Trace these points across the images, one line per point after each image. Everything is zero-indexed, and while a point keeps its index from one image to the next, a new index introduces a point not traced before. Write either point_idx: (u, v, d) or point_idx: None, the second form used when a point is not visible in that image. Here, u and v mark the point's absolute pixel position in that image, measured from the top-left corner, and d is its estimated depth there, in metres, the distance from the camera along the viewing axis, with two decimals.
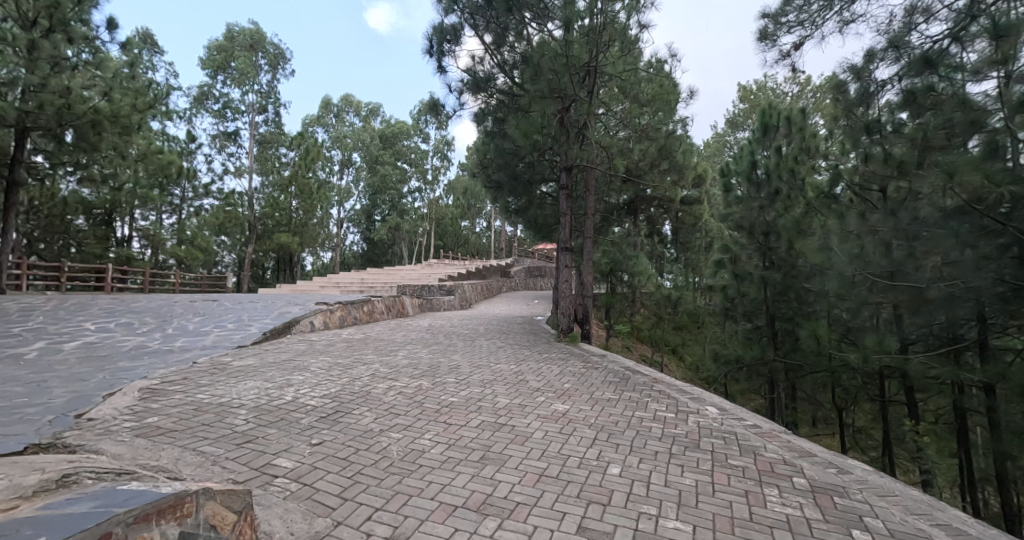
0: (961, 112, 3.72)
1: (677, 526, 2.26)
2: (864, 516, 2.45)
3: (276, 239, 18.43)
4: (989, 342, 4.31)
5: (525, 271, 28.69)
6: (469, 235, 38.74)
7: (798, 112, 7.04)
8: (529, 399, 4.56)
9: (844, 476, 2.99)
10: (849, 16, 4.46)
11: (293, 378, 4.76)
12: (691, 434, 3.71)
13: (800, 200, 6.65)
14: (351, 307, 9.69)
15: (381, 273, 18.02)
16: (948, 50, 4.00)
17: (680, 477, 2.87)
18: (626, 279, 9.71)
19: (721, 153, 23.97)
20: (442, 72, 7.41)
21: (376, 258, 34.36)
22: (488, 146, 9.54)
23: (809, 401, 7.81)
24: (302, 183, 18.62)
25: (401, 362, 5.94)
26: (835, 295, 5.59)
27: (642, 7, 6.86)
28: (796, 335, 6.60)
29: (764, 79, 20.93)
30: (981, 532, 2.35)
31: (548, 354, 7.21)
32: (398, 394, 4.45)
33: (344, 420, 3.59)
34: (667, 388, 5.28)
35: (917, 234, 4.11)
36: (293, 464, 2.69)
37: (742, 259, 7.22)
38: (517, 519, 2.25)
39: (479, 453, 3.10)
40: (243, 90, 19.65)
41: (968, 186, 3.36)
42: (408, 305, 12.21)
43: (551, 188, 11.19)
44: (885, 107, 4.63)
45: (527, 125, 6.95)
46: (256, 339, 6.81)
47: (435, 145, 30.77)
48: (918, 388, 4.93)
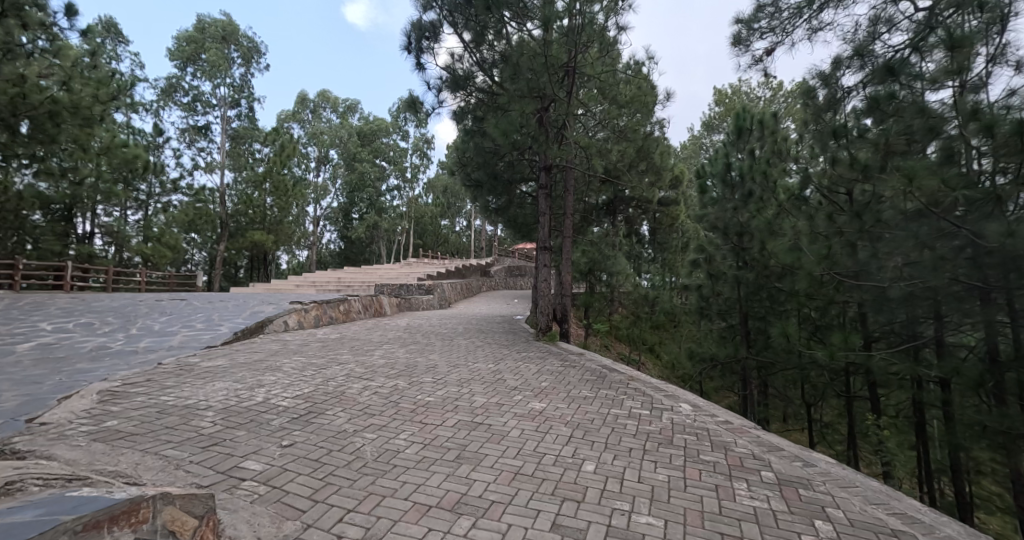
0: (920, 119, 3.89)
1: (649, 521, 2.30)
2: (826, 507, 2.54)
3: (250, 236, 18.00)
4: (944, 339, 4.50)
5: (505, 271, 28.76)
6: (449, 235, 38.60)
7: (770, 115, 7.28)
8: (506, 398, 4.55)
9: (809, 468, 3.09)
10: (817, 24, 4.62)
11: (264, 379, 4.65)
12: (665, 431, 3.77)
13: (772, 201, 6.81)
14: (326, 306, 9.53)
15: (359, 272, 17.81)
16: (908, 60, 4.18)
17: (653, 473, 2.92)
18: (605, 279, 9.80)
19: (697, 155, 24.47)
20: (422, 69, 7.35)
21: (353, 257, 33.92)
22: (467, 145, 9.49)
23: (780, 397, 8.01)
24: (278, 180, 18.18)
25: (377, 362, 5.86)
26: (805, 295, 5.73)
27: (620, 10, 6.94)
28: (768, 333, 6.78)
29: (739, 84, 21.52)
30: (934, 519, 2.47)
31: (526, 353, 7.19)
32: (373, 394, 4.40)
33: (317, 421, 3.54)
34: (642, 385, 5.37)
35: (879, 236, 4.27)
36: (262, 467, 2.63)
37: (716, 259, 7.44)
38: (492, 518, 2.25)
39: (454, 452, 3.08)
40: (214, 83, 19.08)
41: (926, 190, 3.49)
42: (386, 305, 12.07)
43: (531, 188, 11.24)
44: (851, 113, 4.80)
45: (506, 125, 6.91)
46: (226, 339, 6.64)
47: (415, 143, 30.53)
48: (880, 383, 5.11)
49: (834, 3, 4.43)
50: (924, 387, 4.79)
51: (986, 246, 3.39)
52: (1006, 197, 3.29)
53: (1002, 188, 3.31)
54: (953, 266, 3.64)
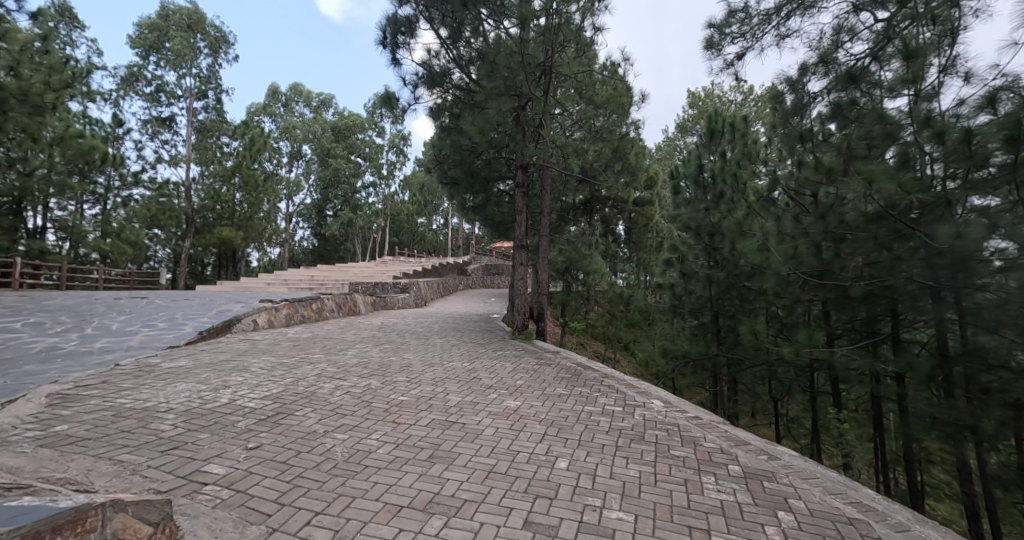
0: (879, 125, 4.07)
1: (620, 516, 2.33)
2: (788, 498, 2.63)
3: (217, 233, 17.43)
4: (900, 336, 4.71)
5: (482, 269, 28.69)
6: (425, 233, 38.29)
7: (740, 120, 7.56)
8: (481, 396, 4.56)
9: (773, 462, 3.19)
10: (785, 31, 4.75)
11: (231, 380, 4.50)
12: (637, 427, 3.84)
13: (742, 203, 7.02)
14: (298, 305, 9.32)
15: (333, 270, 17.49)
16: (869, 68, 4.36)
17: (625, 468, 2.96)
18: (581, 278, 9.91)
19: (671, 156, 24.90)
20: (397, 64, 7.25)
21: (327, 254, 33.29)
22: (444, 143, 9.40)
23: (749, 394, 8.22)
24: (247, 175, 17.59)
25: (350, 362, 5.76)
26: (773, 294, 5.92)
27: (596, 10, 7.01)
28: (737, 330, 6.99)
29: (712, 87, 22.05)
30: (887, 507, 2.58)
31: (502, 351, 7.19)
32: (345, 394, 4.33)
33: (285, 422, 3.45)
34: (616, 383, 5.44)
35: (842, 237, 4.44)
36: (226, 470, 2.55)
37: (689, 258, 7.61)
38: (464, 517, 2.24)
39: (427, 452, 3.05)
40: (179, 73, 18.35)
41: (884, 193, 3.65)
42: (360, 304, 11.89)
43: (508, 187, 11.22)
44: (816, 118, 4.96)
45: (483, 123, 6.88)
46: (191, 339, 6.41)
47: (392, 139, 30.12)
48: (841, 379, 5.31)
49: (800, 11, 4.57)
50: (881, 382, 5.01)
51: (937, 247, 3.57)
52: (956, 200, 3.48)
53: (951, 191, 3.50)
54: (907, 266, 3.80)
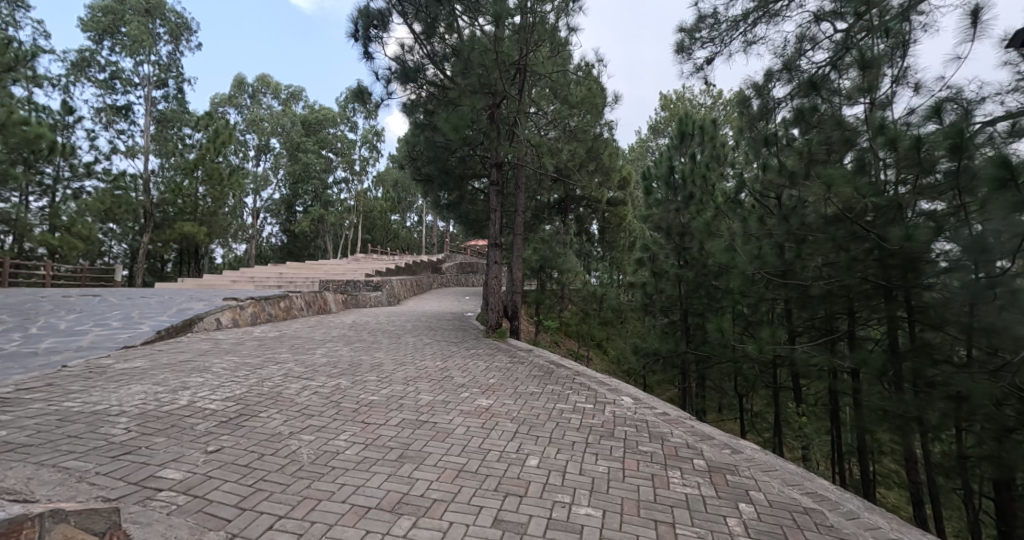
0: (838, 131, 4.26)
1: (588, 512, 2.36)
2: (750, 490, 2.72)
3: (179, 228, 16.73)
4: (856, 333, 4.93)
5: (457, 266, 28.52)
6: (398, 230, 37.79)
7: (709, 123, 7.77)
8: (452, 395, 4.53)
9: (736, 455, 3.30)
10: (752, 37, 4.90)
11: (190, 381, 4.33)
12: (607, 424, 3.90)
13: (711, 204, 7.22)
14: (264, 303, 9.06)
15: (302, 267, 17.06)
16: (829, 76, 4.55)
17: (595, 465, 3.00)
18: (555, 276, 9.94)
19: (644, 157, 25.33)
20: (369, 58, 7.10)
21: (297, 251, 32.43)
22: (417, 139, 9.29)
23: (716, 390, 8.44)
24: (211, 167, 16.91)
25: (318, 361, 5.62)
26: (739, 292, 6.09)
27: (571, 11, 7.05)
28: (705, 328, 7.18)
29: (683, 90, 22.57)
30: (839, 497, 2.71)
31: (475, 350, 7.17)
32: (313, 394, 4.23)
33: (248, 424, 3.34)
34: (587, 380, 5.50)
35: (803, 238, 4.62)
36: (182, 475, 2.45)
37: (660, 258, 7.74)
38: (433, 517, 2.22)
39: (397, 452, 3.01)
40: (137, 60, 17.48)
41: (842, 197, 3.81)
42: (330, 302, 11.63)
43: (483, 185, 11.18)
44: (781, 123, 5.13)
45: (456, 120, 6.83)
46: (148, 338, 6.14)
47: (364, 134, 29.56)
48: (802, 374, 5.51)
49: (766, 19, 4.71)
50: (838, 377, 5.24)
51: (890, 248, 3.75)
52: (906, 205, 3.68)
53: (902, 195, 3.69)
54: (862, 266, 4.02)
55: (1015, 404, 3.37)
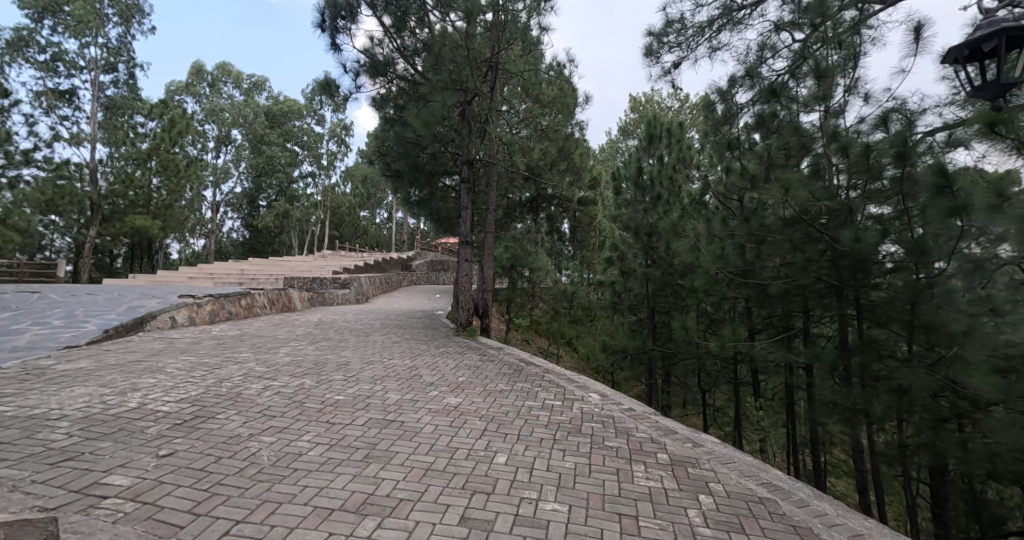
0: (795, 137, 4.45)
1: (554, 507, 2.38)
2: (709, 482, 2.82)
3: (130, 221, 15.82)
4: (810, 330, 5.16)
5: (427, 264, 28.22)
6: (368, 227, 37.06)
7: (676, 125, 7.97)
8: (421, 394, 4.48)
9: (698, 449, 3.41)
10: (716, 44, 5.04)
11: (140, 382, 4.10)
12: (574, 421, 3.94)
13: (677, 205, 7.42)
14: (223, 301, 8.70)
15: (265, 263, 16.49)
16: (787, 84, 4.74)
17: (561, 461, 3.03)
18: (526, 275, 9.95)
19: (614, 158, 25.80)
20: (337, 50, 6.91)
21: (260, 247, 31.29)
22: (387, 134, 9.13)
23: (681, 386, 8.67)
24: (166, 158, 16.08)
25: (281, 361, 5.45)
26: (704, 290, 6.27)
27: (542, 11, 7.08)
28: (670, 326, 7.37)
29: (652, 93, 23.13)
30: (792, 486, 2.83)
31: (445, 348, 7.12)
32: (275, 394, 4.10)
33: (205, 426, 3.21)
34: (556, 378, 5.55)
35: (763, 239, 4.81)
36: (131, 481, 2.32)
37: (629, 257, 7.88)
38: (398, 517, 2.19)
39: (362, 452, 2.96)
40: (82, 41, 16.40)
41: (799, 200, 3.97)
42: (295, 300, 11.29)
43: (454, 182, 11.09)
44: (743, 127, 5.30)
45: (427, 116, 6.74)
46: (95, 338, 5.79)
47: (332, 127, 28.81)
48: (761, 369, 5.73)
49: (730, 26, 4.86)
50: (794, 373, 5.48)
51: (842, 250, 3.94)
52: (856, 208, 3.87)
53: (852, 200, 3.89)
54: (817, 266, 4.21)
55: (949, 396, 3.61)
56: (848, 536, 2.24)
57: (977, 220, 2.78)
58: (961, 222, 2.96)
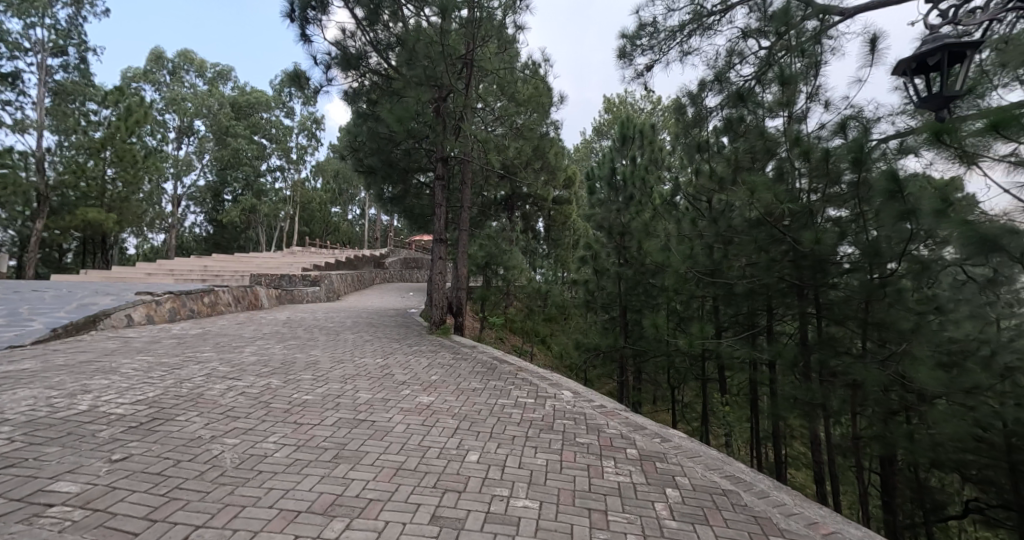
0: (761, 141, 4.62)
1: (525, 504, 2.40)
2: (676, 476, 2.89)
3: (82, 214, 14.97)
4: (773, 328, 5.35)
5: (401, 261, 27.87)
6: (340, 224, 36.30)
7: (649, 127, 8.13)
8: (393, 393, 4.42)
9: (665, 443, 3.49)
10: (687, 48, 5.17)
11: (92, 384, 3.90)
12: (547, 418, 3.97)
13: (649, 206, 7.57)
14: (185, 298, 8.37)
15: (230, 260, 15.96)
16: (754, 89, 4.86)
17: (533, 458, 3.05)
18: (501, 273, 9.95)
19: (588, 158, 26.06)
20: (306, 41, 6.72)
21: (225, 243, 30.19)
22: (360, 129, 8.96)
23: (651, 383, 8.85)
24: (123, 148, 15.29)
25: (246, 360, 5.28)
26: (674, 289, 6.42)
27: (518, 9, 7.09)
28: (642, 324, 7.51)
29: (625, 95, 23.51)
30: (754, 478, 2.94)
31: (418, 347, 7.04)
32: (239, 395, 3.97)
33: (162, 428, 3.08)
34: (529, 375, 5.59)
35: (730, 239, 4.95)
36: (80, 488, 2.21)
37: (602, 256, 7.97)
38: (368, 517, 2.16)
39: (331, 452, 2.90)
40: (28, 22, 15.40)
41: (764, 202, 4.10)
42: (262, 297, 10.96)
43: (428, 179, 10.98)
44: (712, 130, 5.42)
45: (401, 111, 6.63)
46: (42, 337, 5.47)
47: (302, 120, 28.05)
48: (727, 366, 5.91)
49: (700, 31, 4.98)
50: (757, 369, 5.68)
51: (803, 251, 4.10)
52: (816, 211, 4.04)
53: (813, 203, 4.06)
54: (780, 266, 4.39)
55: (899, 390, 3.82)
56: (804, 524, 2.34)
57: (924, 223, 2.95)
58: (910, 225, 3.15)
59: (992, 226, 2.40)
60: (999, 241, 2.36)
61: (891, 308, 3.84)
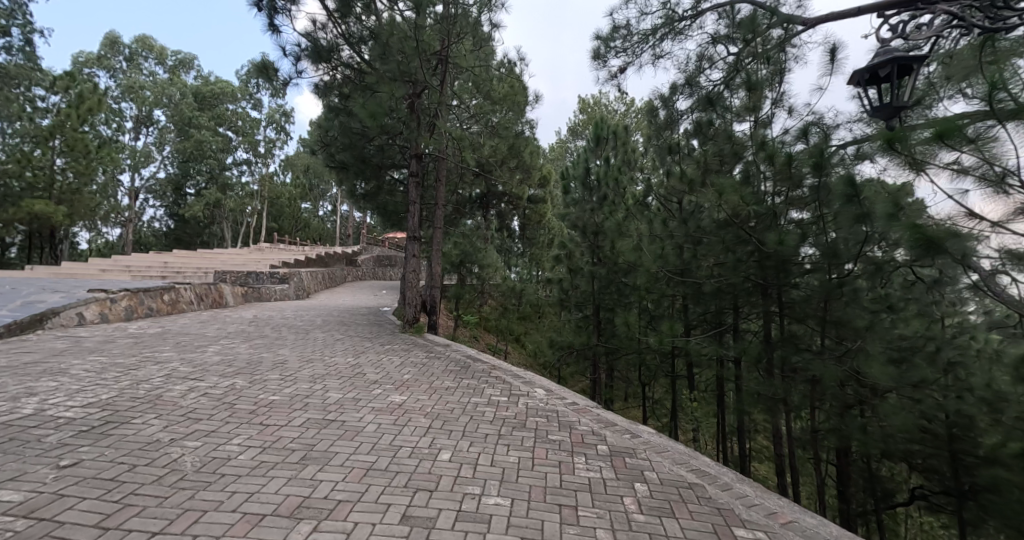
0: (728, 145, 4.85)
1: (497, 501, 2.40)
2: (645, 470, 2.96)
3: (26, 206, 13.75)
4: (738, 326, 5.54)
5: (374, 259, 27.42)
6: (310, 220, 35.42)
7: (622, 129, 8.25)
8: (364, 392, 4.35)
9: (635, 439, 3.56)
10: (659, 52, 5.26)
11: (38, 386, 3.67)
12: (520, 415, 3.99)
13: (621, 206, 7.70)
14: (143, 296, 8.00)
15: (193, 256, 15.34)
16: (722, 94, 4.88)
17: (506, 455, 3.06)
18: (475, 271, 9.93)
19: (563, 157, 26.25)
20: (275, 31, 6.51)
21: (187, 238, 28.98)
22: (331, 123, 8.76)
23: (623, 380, 9.00)
24: (74, 136, 14.52)
25: (209, 360, 5.09)
26: (645, 288, 6.55)
27: (493, 7, 7.08)
28: (614, 322, 7.63)
29: (599, 95, 23.79)
30: (718, 471, 3.03)
31: (390, 346, 6.94)
32: (201, 396, 3.83)
33: (117, 432, 2.94)
34: (502, 373, 5.61)
35: (699, 240, 5.08)
36: (24, 496, 2.08)
37: (576, 255, 8.04)
38: (336, 519, 2.12)
39: (299, 454, 2.84)
40: None
41: (731, 204, 4.22)
42: (227, 295, 10.58)
43: (402, 176, 10.84)
44: (683, 133, 5.53)
45: (374, 106, 6.51)
46: None
47: (271, 113, 27.20)
48: (695, 363, 6.07)
49: (672, 36, 5.09)
50: (724, 365, 5.86)
51: (766, 252, 4.25)
52: (780, 213, 4.22)
53: (777, 205, 4.23)
54: (746, 266, 4.54)
55: (854, 384, 4.02)
56: (765, 514, 2.43)
57: (878, 226, 3.12)
58: (865, 228, 3.32)
59: (938, 229, 2.55)
60: (943, 243, 2.52)
61: (847, 307, 4.03)
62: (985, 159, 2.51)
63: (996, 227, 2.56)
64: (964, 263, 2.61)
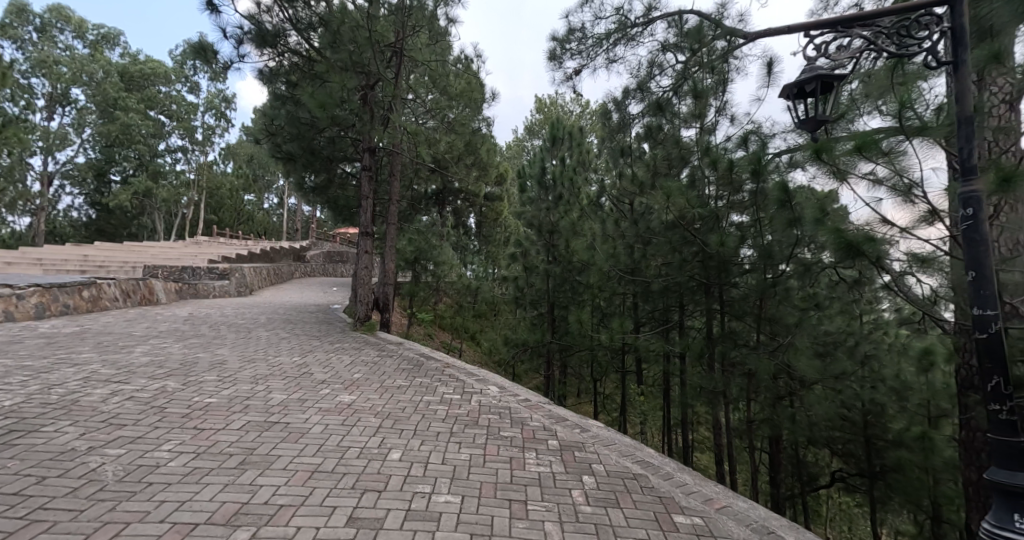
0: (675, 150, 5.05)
1: (447, 499, 2.39)
2: (592, 463, 3.03)
3: None
4: (684, 323, 5.78)
5: (324, 255, 26.39)
6: (254, 213, 33.60)
7: (577, 130, 8.38)
8: (311, 393, 4.18)
9: (585, 433, 3.65)
10: (613, 56, 5.37)
11: None
12: (472, 413, 3.98)
13: (576, 205, 7.84)
14: (57, 292, 7.31)
15: (120, 249, 14.16)
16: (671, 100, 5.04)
17: (457, 453, 3.04)
18: (430, 269, 9.79)
19: (520, 156, 26.40)
20: (214, 10, 6.10)
21: (112, 229, 26.66)
22: (277, 111, 8.31)
23: (576, 377, 9.17)
24: None
25: (137, 361, 4.72)
26: (598, 286, 6.70)
27: (450, 2, 7.02)
28: (567, 320, 7.76)
29: (556, 96, 24.09)
30: (662, 462, 3.16)
31: (340, 345, 6.70)
32: (126, 400, 3.54)
33: (23, 442, 2.66)
34: (456, 371, 5.57)
35: (649, 240, 5.26)
36: None
37: (531, 254, 8.10)
38: (277, 524, 2.03)
39: (237, 458, 2.69)
40: None
41: (678, 205, 4.38)
42: (158, 291, 9.86)
43: (354, 169, 10.55)
44: (634, 136, 5.66)
45: (323, 96, 6.25)
46: None
47: (211, 98, 25.52)
48: (643, 359, 6.29)
49: (625, 41, 5.21)
50: (670, 361, 6.11)
51: (710, 252, 4.47)
52: (722, 216, 4.46)
53: (719, 208, 4.46)
54: (691, 266, 4.75)
55: (785, 377, 4.31)
56: (702, 501, 2.57)
57: (807, 229, 3.36)
58: (797, 231, 3.57)
59: (857, 234, 2.78)
60: (861, 247, 2.75)
61: (780, 305, 4.31)
62: (895, 170, 2.77)
63: (902, 232, 2.87)
64: (877, 266, 2.87)
